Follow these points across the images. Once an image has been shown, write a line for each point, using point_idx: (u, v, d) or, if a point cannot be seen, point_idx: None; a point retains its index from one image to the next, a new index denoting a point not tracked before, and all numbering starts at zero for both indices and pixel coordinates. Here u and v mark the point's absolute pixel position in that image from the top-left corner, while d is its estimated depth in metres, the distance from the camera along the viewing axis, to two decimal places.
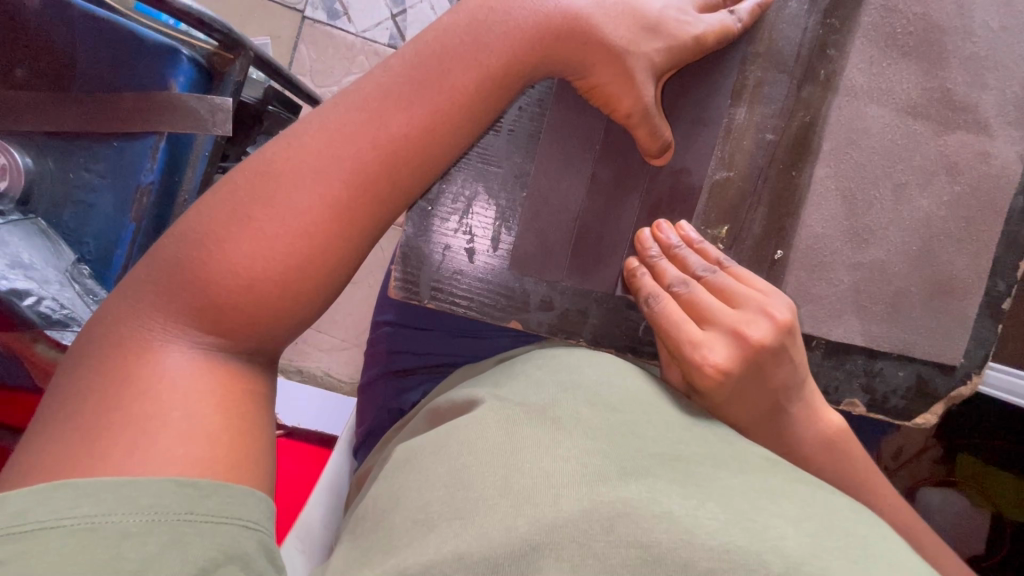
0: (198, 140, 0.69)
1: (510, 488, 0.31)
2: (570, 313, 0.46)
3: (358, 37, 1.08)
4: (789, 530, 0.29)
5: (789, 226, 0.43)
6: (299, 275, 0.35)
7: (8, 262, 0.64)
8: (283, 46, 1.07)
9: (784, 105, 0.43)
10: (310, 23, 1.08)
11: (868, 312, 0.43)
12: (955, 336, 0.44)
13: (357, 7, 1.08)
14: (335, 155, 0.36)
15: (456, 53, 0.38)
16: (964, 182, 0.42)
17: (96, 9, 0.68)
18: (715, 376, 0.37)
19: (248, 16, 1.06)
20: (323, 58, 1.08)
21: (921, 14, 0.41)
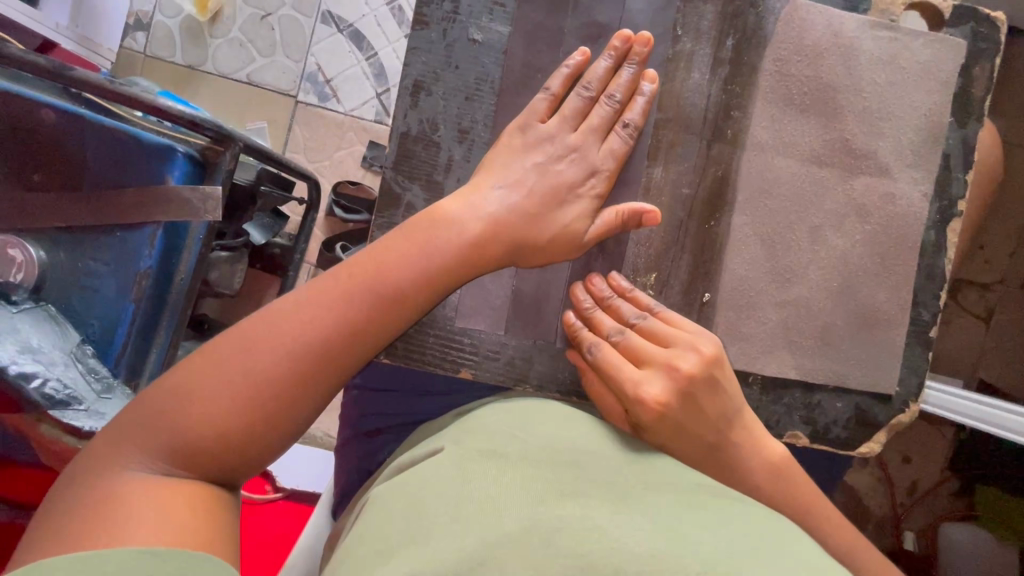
0: (193, 226, 0.75)
1: (460, 515, 0.33)
2: (516, 361, 0.50)
3: (346, 115, 1.17)
4: (709, 537, 0.31)
5: (714, 271, 0.46)
6: (267, 427, 0.39)
7: (20, 347, 0.67)
8: (279, 129, 1.16)
9: (697, 164, 0.47)
10: (302, 106, 1.17)
11: (800, 347, 0.46)
12: (887, 365, 0.47)
13: (344, 88, 1.17)
14: (303, 334, 0.39)
15: (406, 237, 0.43)
16: (873, 222, 0.46)
17: (104, 119, 0.75)
18: (656, 409, 0.40)
19: (246, 104, 1.16)
20: (315, 136, 1.17)
21: (813, 76, 0.46)
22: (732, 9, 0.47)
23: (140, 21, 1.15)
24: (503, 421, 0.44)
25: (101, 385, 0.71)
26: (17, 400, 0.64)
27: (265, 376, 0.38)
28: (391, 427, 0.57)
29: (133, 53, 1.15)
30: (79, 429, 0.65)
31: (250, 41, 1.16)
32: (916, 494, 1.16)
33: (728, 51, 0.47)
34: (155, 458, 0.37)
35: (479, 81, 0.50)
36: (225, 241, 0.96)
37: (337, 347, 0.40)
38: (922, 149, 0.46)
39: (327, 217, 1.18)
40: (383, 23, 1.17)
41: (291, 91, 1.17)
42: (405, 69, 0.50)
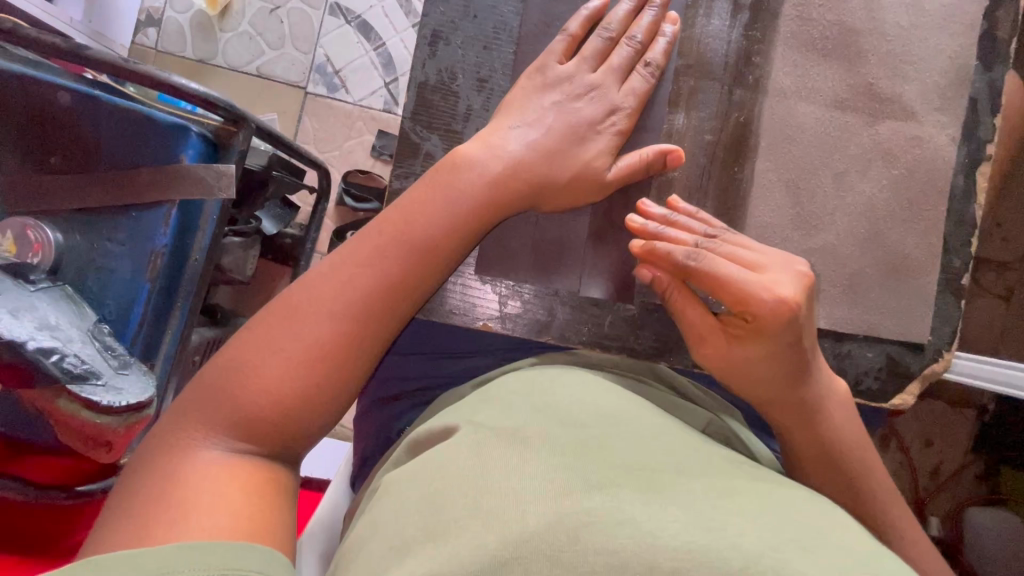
0: (207, 206, 0.75)
1: (480, 508, 0.32)
2: (536, 313, 0.54)
3: (355, 105, 1.18)
4: (749, 529, 0.30)
5: (739, 220, 0.49)
6: (322, 387, 0.40)
7: (37, 324, 0.67)
8: (288, 121, 1.17)
9: (718, 109, 0.50)
10: (312, 97, 1.17)
11: (829, 295, 0.48)
12: (918, 313, 0.49)
13: (353, 78, 1.18)
14: (348, 286, 0.41)
15: (438, 189, 0.45)
16: (901, 166, 0.49)
17: (119, 100, 0.76)
18: (792, 305, 0.41)
19: (256, 96, 1.16)
20: (324, 126, 1.17)
21: (836, 20, 0.49)
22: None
23: (151, 17, 1.16)
24: (526, 398, 0.44)
25: (118, 361, 0.71)
26: (34, 374, 0.65)
27: (316, 334, 0.40)
28: (411, 391, 0.58)
29: (145, 49, 1.15)
30: (96, 403, 0.66)
31: (260, 34, 1.17)
32: (939, 479, 1.14)
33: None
34: (216, 436, 0.38)
35: (497, 30, 0.55)
36: (237, 226, 0.96)
37: (381, 299, 0.42)
38: (949, 92, 0.49)
39: (338, 207, 1.18)
40: (390, 13, 1.18)
41: (300, 83, 1.17)
42: (424, 19, 0.55)
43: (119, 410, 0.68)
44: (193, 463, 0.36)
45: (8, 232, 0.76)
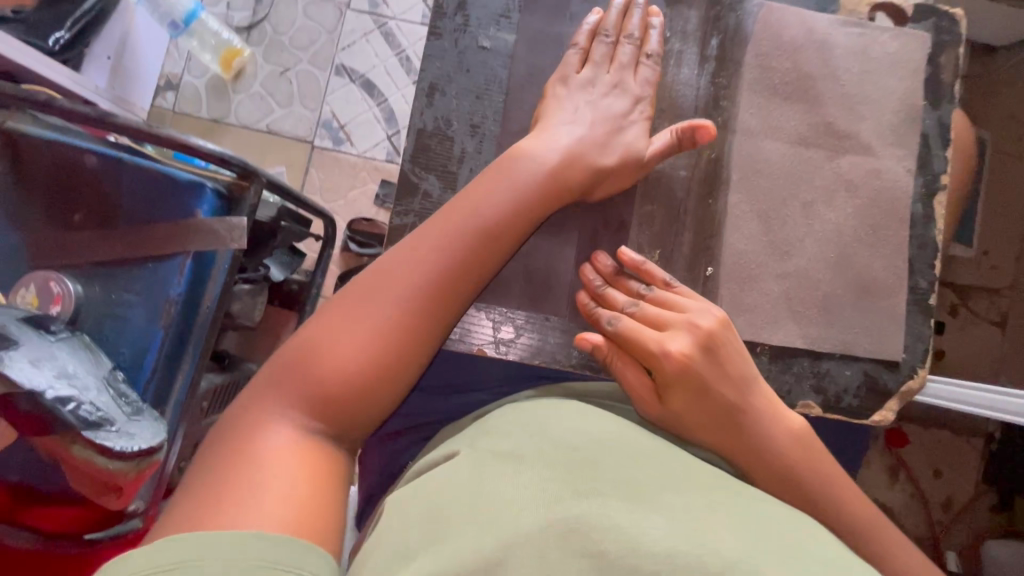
0: (219, 255, 0.79)
1: (478, 516, 0.35)
2: (529, 341, 0.56)
3: (360, 156, 1.24)
4: (727, 538, 0.33)
5: (715, 248, 0.53)
6: (392, 362, 0.45)
7: (56, 373, 0.70)
8: (296, 172, 1.23)
9: (693, 148, 0.56)
10: (319, 150, 1.24)
11: (804, 317, 0.52)
12: (891, 332, 0.52)
13: (357, 132, 1.25)
14: (420, 268, 0.46)
15: (494, 180, 0.50)
16: (863, 196, 0.52)
17: (144, 161, 0.82)
18: (681, 360, 0.47)
19: (265, 150, 1.23)
20: (330, 177, 1.23)
21: (794, 66, 0.54)
22: (714, 15, 0.57)
23: (171, 82, 1.24)
24: (518, 420, 0.47)
25: (131, 408, 0.74)
26: (52, 421, 0.68)
27: (390, 313, 0.45)
28: (414, 428, 0.61)
29: (165, 111, 1.23)
30: (109, 450, 0.68)
31: (270, 94, 1.24)
32: (951, 511, 1.20)
33: (714, 50, 0.57)
34: (298, 405, 0.43)
35: (490, 81, 0.60)
36: (246, 274, 1.00)
37: (446, 280, 0.47)
38: (902, 129, 0.53)
39: (343, 252, 1.23)
40: (392, 72, 1.25)
41: (307, 137, 1.24)
42: (423, 73, 0.60)
43: (130, 456, 0.69)
44: (264, 440, 0.40)
45: (33, 285, 0.80)
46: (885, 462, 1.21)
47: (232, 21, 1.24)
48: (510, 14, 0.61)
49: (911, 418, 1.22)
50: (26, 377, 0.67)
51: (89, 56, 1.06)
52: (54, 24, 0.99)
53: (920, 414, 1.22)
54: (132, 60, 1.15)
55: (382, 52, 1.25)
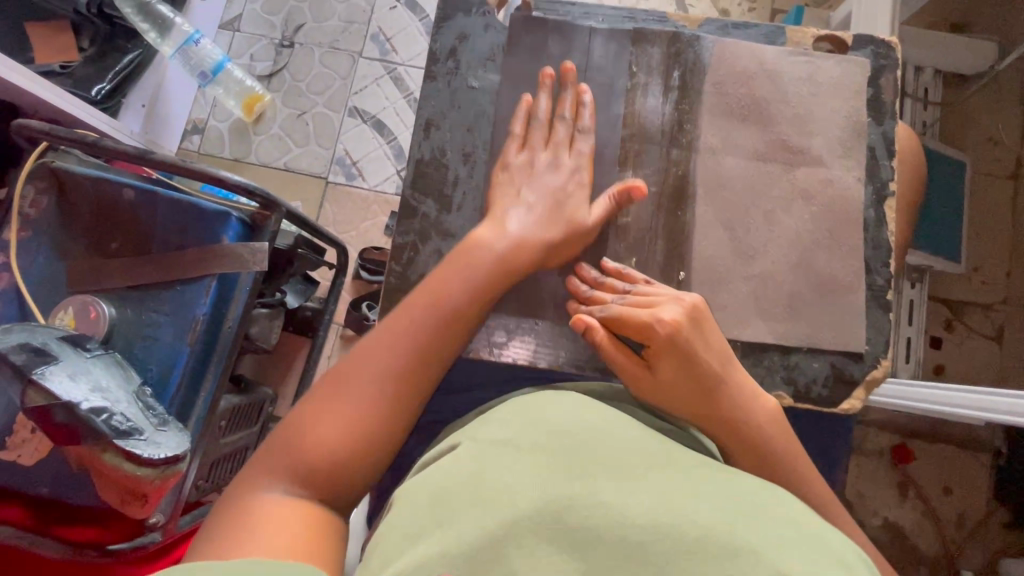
0: (242, 278, 0.86)
1: (484, 500, 0.42)
2: (520, 346, 0.62)
3: (371, 191, 1.32)
4: (701, 507, 0.40)
5: (685, 254, 0.61)
6: (368, 433, 0.51)
7: (90, 386, 0.76)
8: (311, 207, 1.32)
9: (659, 167, 0.63)
10: (333, 186, 1.33)
11: (770, 313, 0.60)
12: (851, 325, 0.59)
13: (369, 168, 1.33)
14: (392, 347, 0.53)
15: (456, 268, 0.57)
16: (819, 203, 0.61)
17: (175, 194, 0.90)
18: (672, 325, 0.53)
19: (282, 187, 1.32)
20: (343, 211, 1.32)
21: (747, 93, 0.63)
22: (675, 51, 0.65)
23: (196, 126, 1.34)
24: (523, 418, 0.52)
25: (158, 420, 0.79)
26: (86, 431, 0.72)
27: (366, 390, 0.52)
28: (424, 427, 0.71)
29: (190, 152, 1.33)
30: (140, 457, 0.73)
31: (288, 135, 1.34)
32: (966, 529, 1.19)
33: (676, 80, 0.64)
34: (286, 478, 0.48)
35: (478, 115, 0.67)
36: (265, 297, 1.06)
37: (415, 359, 0.54)
38: (848, 143, 0.62)
39: (355, 281, 1.31)
40: (401, 113, 1.34)
41: (323, 174, 1.33)
42: (419, 111, 0.67)
43: (158, 463, 0.74)
44: (255, 510, 0.45)
45: (69, 307, 0.86)
46: (893, 477, 1.22)
47: (255, 71, 1.35)
48: (494, 57, 0.68)
49: (918, 433, 1.23)
50: (62, 390, 0.72)
51: (126, 105, 1.18)
52: (98, 76, 1.12)
53: (926, 429, 1.23)
54: (163, 107, 1.26)
55: (392, 96, 1.34)
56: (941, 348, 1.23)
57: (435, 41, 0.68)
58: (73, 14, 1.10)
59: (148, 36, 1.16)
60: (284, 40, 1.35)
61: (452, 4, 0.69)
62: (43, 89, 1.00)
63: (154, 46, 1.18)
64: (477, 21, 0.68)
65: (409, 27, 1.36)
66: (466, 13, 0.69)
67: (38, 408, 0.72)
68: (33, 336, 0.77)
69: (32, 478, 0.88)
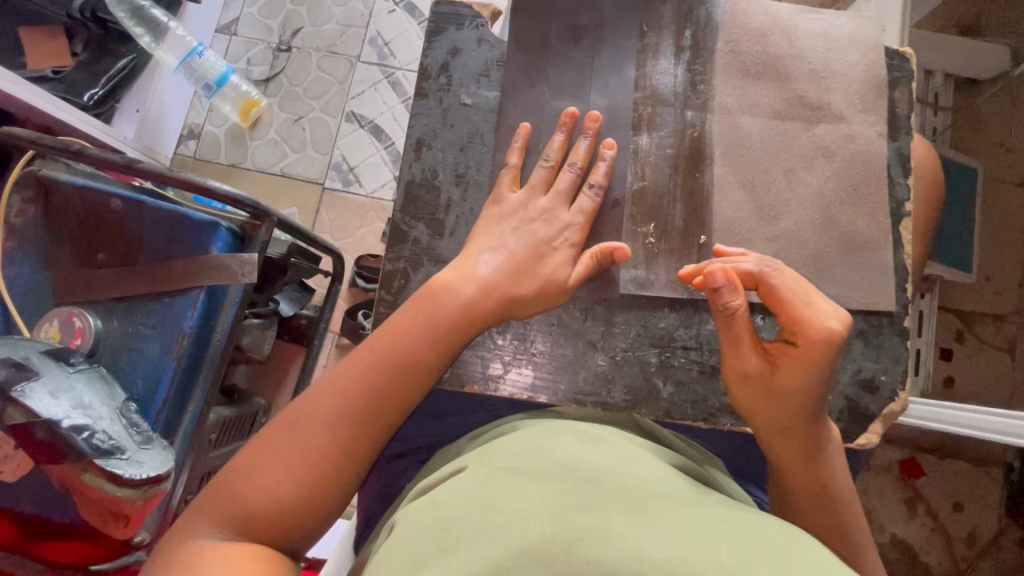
0: (231, 290, 0.81)
1: (487, 526, 0.38)
2: (594, 394, 0.58)
3: (368, 197, 1.30)
4: (725, 545, 0.34)
5: (706, 214, 0.59)
6: (323, 481, 0.48)
7: (72, 404, 0.71)
8: (308, 213, 1.30)
9: (675, 127, 0.61)
10: (329, 192, 1.31)
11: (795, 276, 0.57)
12: (881, 283, 0.57)
13: (366, 173, 1.31)
14: (340, 400, 0.49)
15: (429, 296, 0.53)
16: (839, 159, 0.59)
17: (163, 204, 0.84)
18: (840, 333, 0.48)
19: (277, 194, 1.30)
20: (339, 218, 1.29)
21: (762, 51, 0.61)
22: (686, 9, 0.63)
23: (192, 131, 1.32)
24: (529, 442, 0.49)
25: (141, 437, 0.74)
26: (65, 450, 0.67)
27: (316, 449, 0.48)
28: (413, 450, 0.64)
29: (185, 158, 1.32)
30: (120, 476, 0.68)
31: (284, 140, 1.32)
32: (977, 547, 1.15)
33: (688, 39, 0.62)
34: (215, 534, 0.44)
35: (479, 103, 0.63)
36: (256, 308, 1.00)
37: (373, 407, 0.50)
38: (868, 99, 0.60)
39: (351, 288, 1.27)
40: (399, 117, 1.34)
41: (320, 180, 1.31)
42: (411, 128, 0.63)
43: (139, 483, 0.69)
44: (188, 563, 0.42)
45: (55, 320, 0.81)
46: (901, 494, 1.18)
47: (252, 75, 1.34)
48: (490, 72, 0.64)
49: (928, 447, 1.18)
50: (44, 408, 0.67)
51: (119, 110, 1.16)
52: (89, 82, 1.08)
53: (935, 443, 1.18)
54: (157, 113, 1.23)
55: (390, 100, 1.34)
56: (951, 361, 1.20)
57: (428, 54, 0.65)
58: (67, 18, 1.08)
59: (142, 40, 1.13)
60: (281, 45, 1.35)
61: (446, 15, 0.65)
62: (33, 95, 0.97)
63: (149, 51, 1.15)
64: (471, 35, 0.65)
65: (407, 31, 1.37)
66: (459, 27, 0.65)
67: (18, 426, 0.67)
68: (14, 351, 0.71)
69: (13, 493, 0.80)
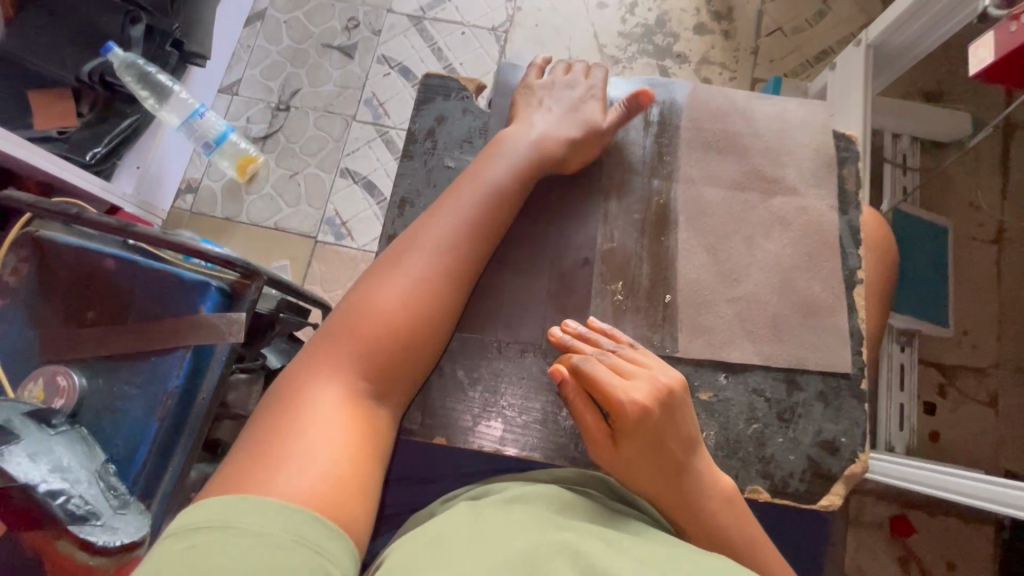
0: (218, 349, 0.81)
1: (473, 541, 0.42)
2: (564, 445, 0.59)
3: (358, 250, 1.33)
4: None
5: (672, 278, 0.61)
6: (426, 312, 0.55)
7: (50, 466, 0.70)
8: (298, 266, 1.32)
9: (642, 195, 0.64)
10: (320, 245, 1.34)
11: (758, 337, 0.59)
12: (840, 344, 0.59)
13: (358, 227, 1.35)
14: (438, 234, 0.57)
15: (502, 146, 0.61)
16: (796, 227, 0.62)
17: (157, 263, 0.86)
18: (640, 407, 0.50)
19: (270, 247, 1.33)
20: (329, 270, 1.32)
21: (723, 127, 0.66)
22: (653, 89, 0.68)
23: (190, 185, 1.36)
24: (512, 488, 0.53)
25: (118, 501, 0.73)
26: (42, 513, 0.69)
27: (419, 279, 0.55)
28: (388, 511, 0.64)
29: (181, 211, 1.35)
30: (92, 544, 0.69)
31: (279, 195, 1.37)
32: None
33: (656, 115, 0.67)
34: (335, 369, 0.51)
35: (459, 169, 0.67)
36: (245, 362, 1.00)
37: (467, 239, 0.57)
38: (821, 172, 0.64)
39: None
40: (391, 173, 1.38)
41: (311, 233, 1.34)
42: (395, 190, 0.66)
43: (111, 550, 0.70)
44: (314, 395, 0.49)
45: (40, 378, 0.83)
46: (892, 552, 1.16)
47: (251, 133, 1.40)
48: (472, 139, 0.68)
49: (918, 503, 1.17)
50: (21, 471, 0.67)
51: (120, 166, 1.19)
52: (93, 141, 1.13)
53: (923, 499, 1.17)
54: (157, 168, 1.28)
55: (382, 158, 1.39)
56: (935, 416, 1.21)
57: (415, 123, 0.69)
58: (74, 82, 1.10)
59: (147, 103, 1.17)
60: (280, 104, 1.42)
61: (433, 88, 0.70)
62: (39, 157, 1.02)
63: (152, 112, 1.19)
64: (456, 105, 0.69)
65: (401, 93, 1.43)
66: (445, 97, 0.69)
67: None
68: None
69: None
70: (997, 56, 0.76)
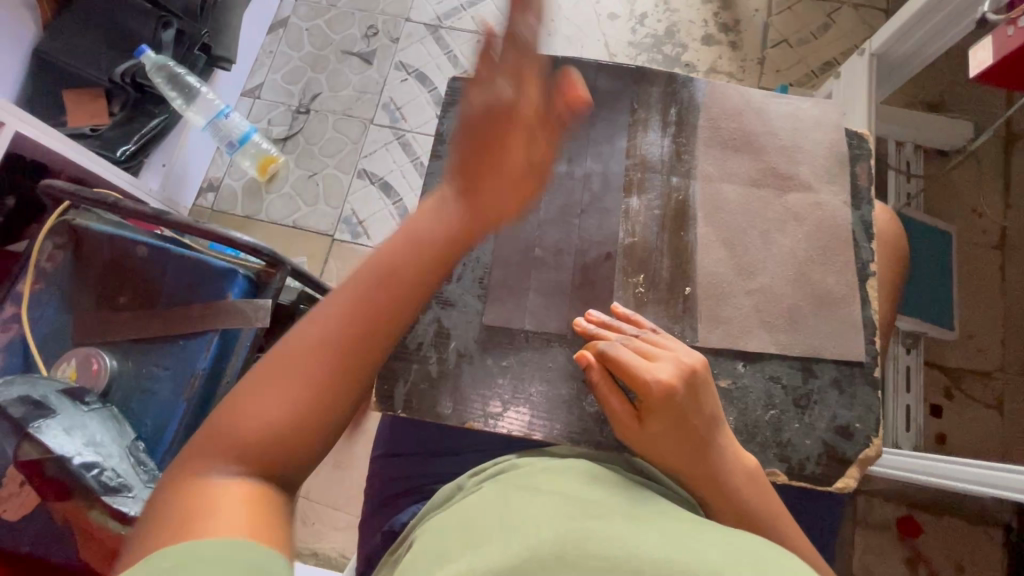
0: (243, 334, 0.86)
1: (507, 523, 0.43)
2: (588, 431, 0.61)
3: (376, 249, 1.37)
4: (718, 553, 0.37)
5: (691, 270, 0.64)
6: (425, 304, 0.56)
7: (84, 441, 0.73)
8: (317, 263, 1.36)
9: (662, 192, 0.67)
10: (338, 243, 1.37)
11: (773, 327, 0.62)
12: (852, 335, 0.62)
13: (375, 226, 1.38)
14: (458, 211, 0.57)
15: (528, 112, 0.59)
16: (809, 223, 0.65)
17: (185, 251, 0.90)
18: (665, 385, 0.53)
19: (290, 244, 1.37)
20: (347, 268, 1.35)
21: (738, 127, 0.69)
22: (671, 90, 0.71)
23: (212, 184, 1.40)
24: (539, 466, 0.54)
25: (148, 475, 0.76)
26: (75, 486, 0.71)
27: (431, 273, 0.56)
28: (416, 491, 0.67)
29: (203, 209, 1.39)
30: (126, 514, 0.71)
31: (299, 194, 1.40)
32: None
33: (674, 115, 0.70)
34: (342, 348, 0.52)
35: None
36: None
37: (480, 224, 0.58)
38: (833, 170, 0.67)
39: None
40: (408, 175, 1.42)
41: (329, 232, 1.38)
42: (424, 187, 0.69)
43: None
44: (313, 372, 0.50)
45: (73, 359, 0.86)
46: (901, 552, 1.17)
47: (272, 134, 1.44)
48: None
49: (925, 503, 1.19)
50: (56, 444, 0.71)
51: (146, 164, 1.23)
52: (124, 138, 1.17)
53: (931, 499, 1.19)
54: (182, 166, 1.32)
55: (400, 159, 1.43)
56: (942, 417, 1.23)
57: (443, 124, 0.72)
58: (108, 83, 1.14)
59: (175, 103, 1.22)
60: (301, 107, 1.46)
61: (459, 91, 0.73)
62: (72, 149, 1.06)
63: (179, 112, 1.23)
64: None
65: (419, 98, 1.47)
66: None
67: (30, 461, 0.71)
68: (33, 389, 0.74)
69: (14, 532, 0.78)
70: (996, 60, 0.80)
